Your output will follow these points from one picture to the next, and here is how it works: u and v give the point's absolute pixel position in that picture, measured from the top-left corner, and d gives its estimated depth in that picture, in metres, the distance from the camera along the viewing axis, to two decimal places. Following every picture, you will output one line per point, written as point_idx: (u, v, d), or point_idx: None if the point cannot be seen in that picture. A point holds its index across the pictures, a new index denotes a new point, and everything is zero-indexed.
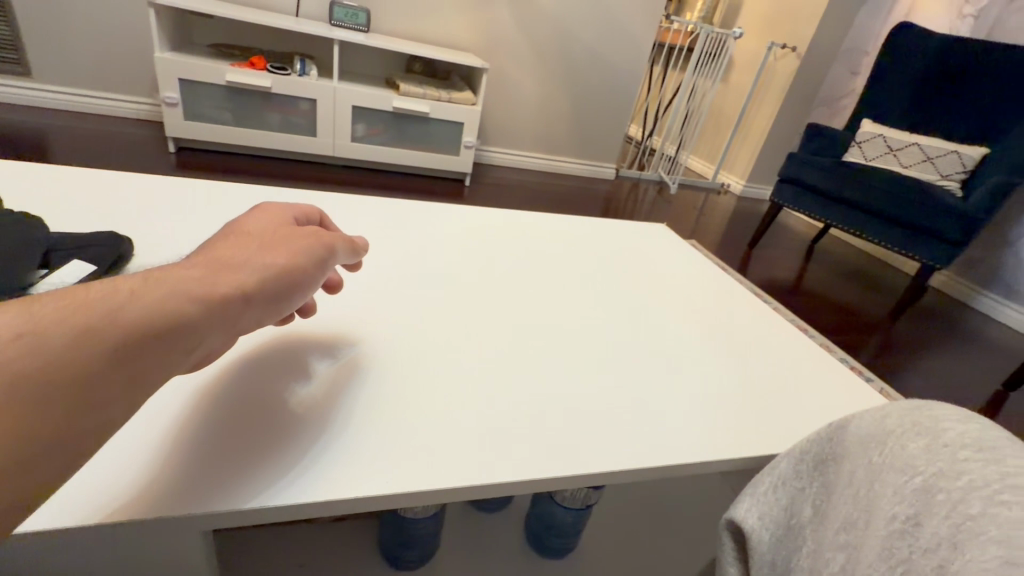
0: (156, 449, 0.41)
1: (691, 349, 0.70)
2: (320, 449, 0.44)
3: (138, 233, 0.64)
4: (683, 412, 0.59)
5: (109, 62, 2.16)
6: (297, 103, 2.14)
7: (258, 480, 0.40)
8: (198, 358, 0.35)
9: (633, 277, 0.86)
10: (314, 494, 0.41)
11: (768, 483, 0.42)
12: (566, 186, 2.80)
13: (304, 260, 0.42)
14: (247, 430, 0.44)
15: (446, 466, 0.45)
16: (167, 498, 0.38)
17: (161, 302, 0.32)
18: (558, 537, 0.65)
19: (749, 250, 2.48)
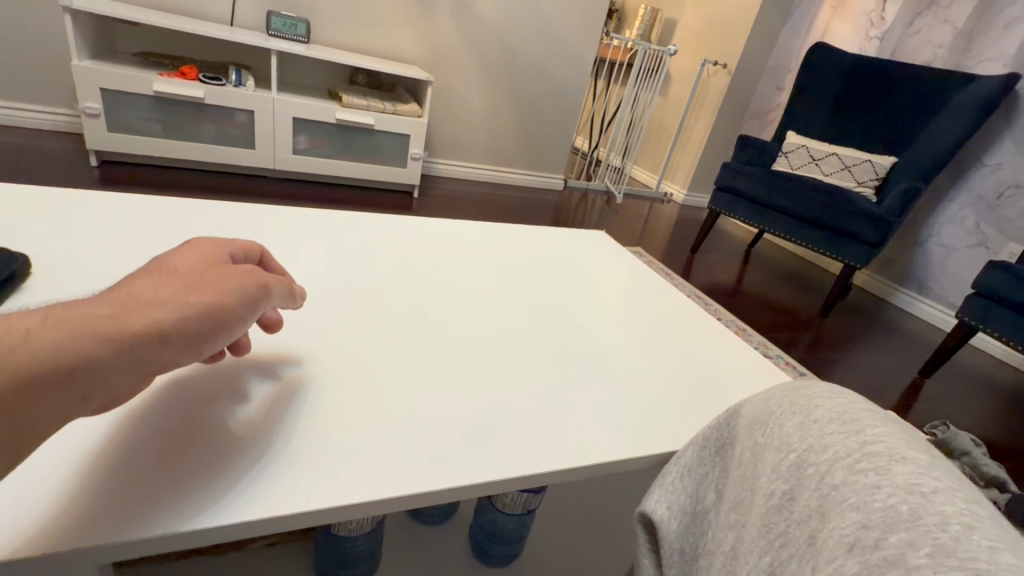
0: (70, 479, 0.38)
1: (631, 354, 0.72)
2: (255, 471, 0.42)
3: (43, 251, 0.60)
4: (609, 414, 0.60)
5: (22, 69, 2.01)
6: (233, 114, 2.06)
7: (181, 505, 0.38)
8: (97, 403, 0.33)
9: (576, 284, 0.88)
10: (247, 515, 0.39)
11: (675, 472, 0.43)
12: (516, 197, 2.83)
13: (233, 297, 0.40)
14: (175, 454, 0.41)
15: (386, 478, 0.45)
16: (77, 529, 0.35)
17: (54, 345, 0.30)
18: (501, 545, 0.65)
19: (692, 256, 2.58)
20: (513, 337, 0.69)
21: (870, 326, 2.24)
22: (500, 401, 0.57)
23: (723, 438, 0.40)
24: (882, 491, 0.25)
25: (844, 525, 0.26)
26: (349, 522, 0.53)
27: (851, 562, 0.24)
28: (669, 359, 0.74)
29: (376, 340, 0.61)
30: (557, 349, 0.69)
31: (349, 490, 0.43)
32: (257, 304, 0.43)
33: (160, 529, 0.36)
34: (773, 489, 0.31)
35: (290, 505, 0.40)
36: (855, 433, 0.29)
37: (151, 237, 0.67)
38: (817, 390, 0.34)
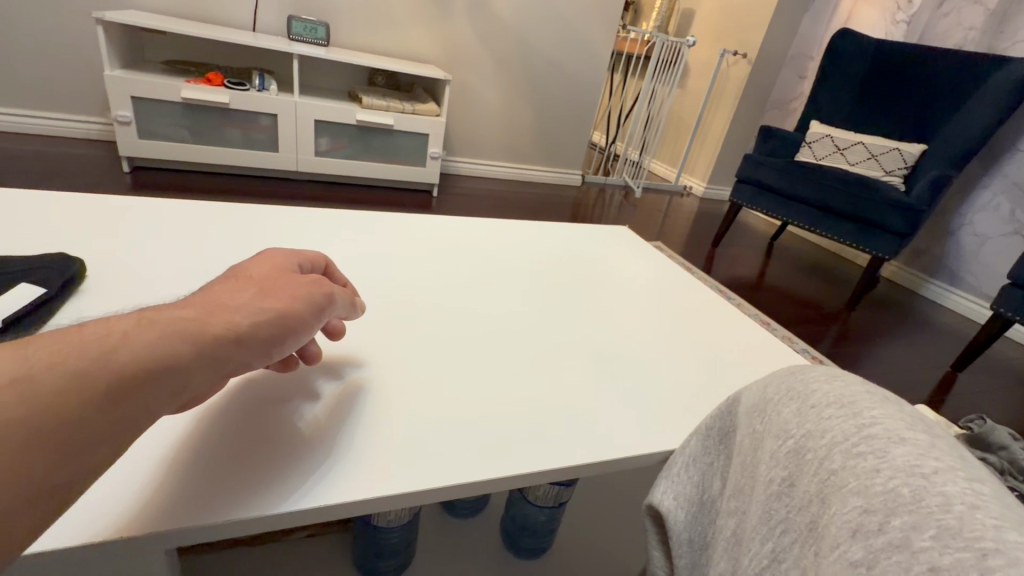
0: (156, 466, 0.40)
1: (654, 345, 0.73)
2: (320, 464, 0.44)
3: (92, 255, 0.63)
4: (625, 405, 0.60)
5: (56, 81, 2.09)
6: (257, 118, 2.11)
7: (253, 493, 0.40)
8: (185, 401, 0.34)
9: (599, 278, 0.89)
10: (319, 502, 0.41)
11: (681, 462, 0.43)
12: (534, 193, 2.83)
13: (302, 304, 0.42)
14: (254, 445, 0.44)
15: (435, 471, 0.46)
16: (173, 511, 0.38)
17: (150, 345, 0.32)
18: (533, 537, 0.67)
19: (713, 250, 2.55)
20: (533, 332, 0.70)
21: (899, 319, 2.19)
22: (522, 393, 0.58)
23: (725, 426, 0.41)
24: (881, 475, 0.25)
25: (845, 510, 0.26)
26: (388, 513, 0.55)
27: (855, 546, 0.24)
28: (694, 350, 0.74)
29: (402, 337, 0.63)
30: (580, 343, 0.70)
31: (398, 481, 0.45)
32: (324, 313, 0.45)
33: (236, 514, 0.38)
34: (771, 476, 0.32)
35: (349, 495, 0.42)
36: (852, 416, 0.29)
37: (194, 241, 0.70)
38: (813, 374, 0.34)
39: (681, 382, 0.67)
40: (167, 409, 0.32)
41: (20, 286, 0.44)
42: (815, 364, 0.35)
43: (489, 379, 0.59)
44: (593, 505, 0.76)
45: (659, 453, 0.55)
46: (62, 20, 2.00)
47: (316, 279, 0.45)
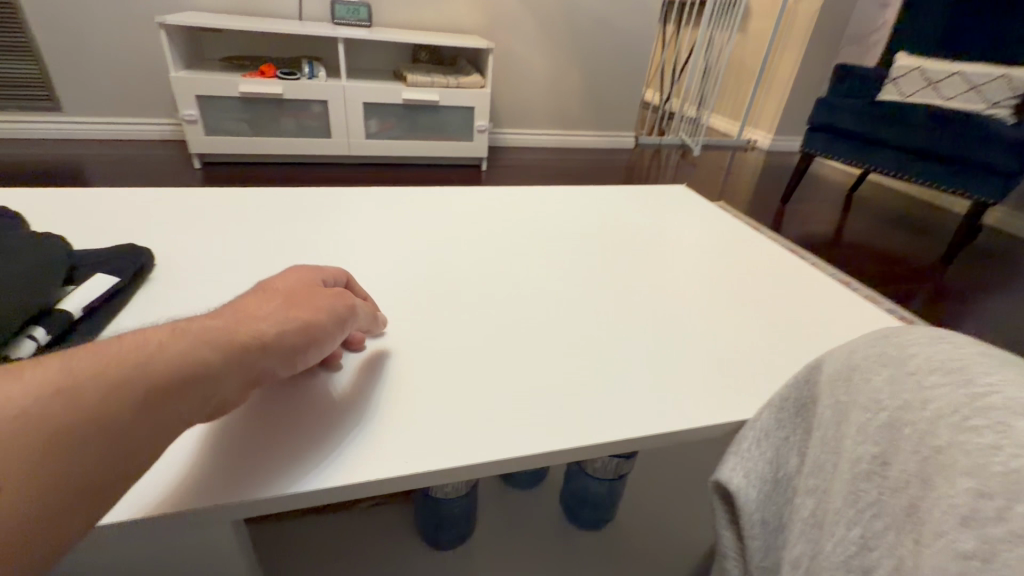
0: (201, 443, 0.42)
1: (712, 308, 0.68)
2: (353, 438, 0.44)
3: (161, 245, 0.66)
4: (679, 374, 0.56)
5: (132, 86, 2.24)
6: (309, 106, 2.17)
7: (290, 471, 0.41)
8: (220, 410, 0.35)
9: (652, 240, 0.84)
10: (352, 475, 0.41)
11: (752, 437, 0.40)
12: (585, 160, 2.75)
13: (326, 313, 0.42)
14: (287, 421, 0.45)
15: (474, 442, 0.45)
16: (216, 486, 0.39)
17: (182, 355, 0.32)
18: (594, 509, 0.66)
19: (782, 206, 2.37)
20: (579, 300, 0.66)
21: (1005, 271, 1.95)
22: (567, 363, 0.55)
23: (804, 398, 0.37)
24: (1001, 455, 0.21)
25: (951, 494, 0.22)
26: (447, 485, 0.56)
27: (965, 535, 0.21)
28: (757, 312, 0.69)
29: (440, 309, 0.61)
30: (630, 309, 0.66)
31: (435, 453, 0.44)
32: (346, 322, 0.45)
33: (274, 491, 0.39)
34: (858, 453, 0.28)
35: (383, 468, 0.42)
36: (962, 385, 0.25)
37: (250, 225, 0.73)
38: (910, 336, 0.30)
39: (742, 347, 0.62)
40: (201, 418, 0.33)
41: (98, 274, 0.47)
42: (915, 325, 0.31)
43: (532, 348, 0.57)
44: (657, 477, 0.74)
45: (718, 423, 0.51)
46: (131, 28, 2.14)
47: (342, 293, 0.45)
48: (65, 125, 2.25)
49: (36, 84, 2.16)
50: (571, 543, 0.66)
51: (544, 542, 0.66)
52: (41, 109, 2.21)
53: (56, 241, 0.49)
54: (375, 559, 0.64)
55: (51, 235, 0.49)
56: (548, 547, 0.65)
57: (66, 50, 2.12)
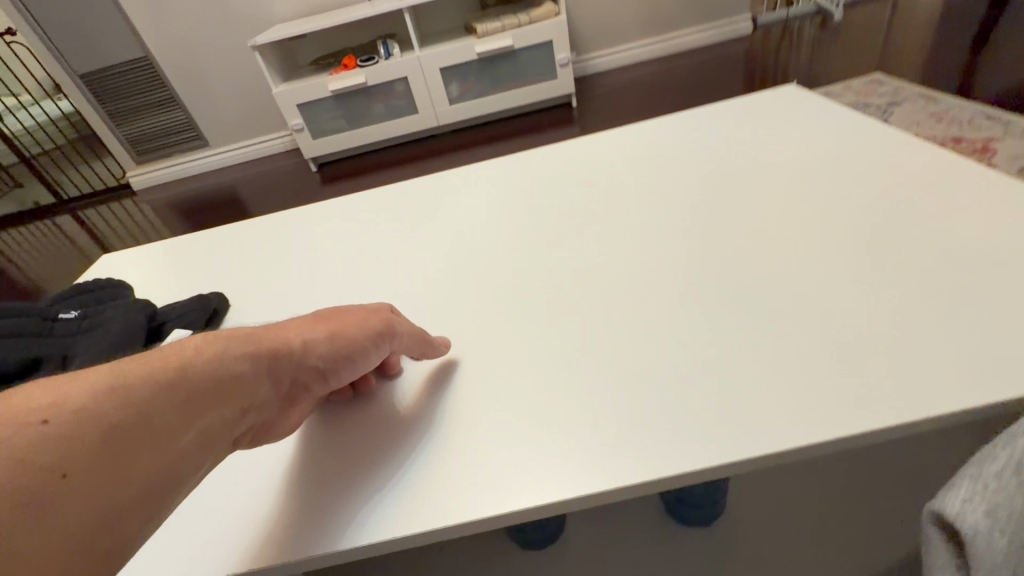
0: (275, 494, 0.43)
1: (839, 257, 0.51)
2: (414, 479, 0.41)
3: (236, 277, 0.68)
4: (786, 362, 0.42)
5: (251, 109, 2.51)
6: (393, 86, 2.20)
7: (344, 521, 0.40)
8: (260, 409, 0.38)
9: (756, 164, 0.65)
10: (413, 525, 0.39)
11: (1006, 459, 0.29)
12: (691, 64, 2.37)
13: (356, 327, 0.44)
14: (351, 464, 0.44)
15: (545, 478, 0.39)
16: (289, 542, 0.40)
17: (215, 361, 0.35)
18: (696, 509, 0.60)
19: (973, 58, 1.78)
20: (652, 272, 0.54)
21: None
22: (642, 360, 0.45)
23: None
24: None
25: None
26: None
27: None
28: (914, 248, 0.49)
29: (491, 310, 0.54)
30: (720, 274, 0.52)
31: (486, 495, 0.39)
32: (384, 341, 0.45)
33: (328, 545, 0.39)
34: None
35: (432, 518, 0.38)
36: None
37: (309, 235, 0.72)
38: None
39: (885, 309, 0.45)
40: (240, 415, 0.36)
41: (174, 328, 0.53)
42: None
43: (589, 348, 0.48)
44: (782, 478, 0.65)
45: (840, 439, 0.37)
46: (236, 56, 2.36)
47: (376, 307, 0.47)
48: (213, 158, 2.62)
49: (185, 127, 2.53)
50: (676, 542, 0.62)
51: (645, 542, 0.62)
52: (194, 148, 2.60)
53: (142, 301, 0.55)
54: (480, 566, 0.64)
55: (138, 297, 0.56)
56: (650, 545, 0.62)
57: (197, 92, 2.44)
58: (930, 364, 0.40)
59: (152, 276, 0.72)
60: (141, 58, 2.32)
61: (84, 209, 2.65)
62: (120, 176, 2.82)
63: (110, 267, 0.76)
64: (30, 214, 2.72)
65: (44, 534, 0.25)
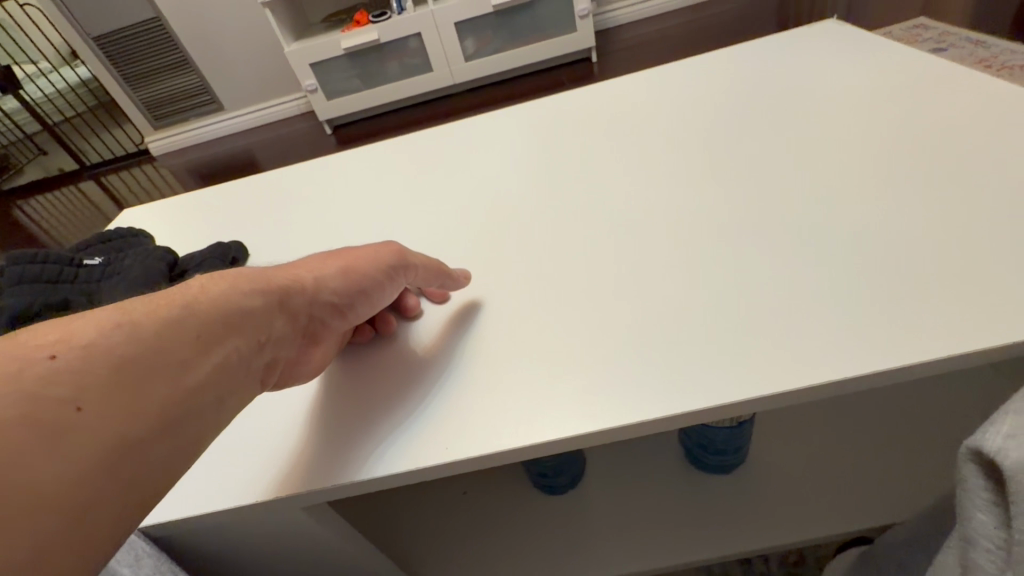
0: (300, 426, 0.44)
1: (866, 197, 0.48)
2: (441, 412, 0.42)
3: (256, 227, 0.68)
4: (802, 304, 0.42)
5: (264, 71, 2.47)
6: (406, 43, 2.14)
7: (371, 452, 0.41)
8: (277, 348, 0.37)
9: (789, 101, 0.61)
10: (442, 454, 0.39)
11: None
12: (718, 15, 2.23)
13: (370, 260, 0.44)
14: (376, 399, 0.44)
15: (568, 411, 0.40)
16: (317, 471, 0.41)
17: (225, 296, 0.34)
18: (718, 455, 0.60)
19: None
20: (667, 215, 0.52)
21: None
22: (664, 301, 0.45)
23: None
24: None
25: None
26: None
27: None
28: (946, 185, 0.47)
29: (504, 253, 0.53)
30: (735, 218, 0.50)
31: (512, 427, 0.40)
32: (396, 274, 0.46)
33: (355, 475, 0.40)
34: None
35: (460, 448, 0.39)
36: None
37: (325, 183, 0.71)
38: None
39: (919, 248, 0.43)
40: (260, 351, 0.36)
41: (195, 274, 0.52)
42: None
43: (609, 290, 0.47)
44: (808, 429, 0.64)
45: (850, 376, 0.37)
46: (247, 15, 2.31)
47: (384, 242, 0.46)
48: (229, 121, 2.61)
49: (199, 91, 2.52)
50: (698, 486, 0.62)
51: (667, 486, 0.62)
52: (209, 112, 2.59)
53: (159, 248, 0.55)
54: (496, 506, 0.65)
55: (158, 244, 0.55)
56: (671, 488, 0.62)
57: (210, 53, 2.41)
58: (957, 307, 0.39)
59: (179, 224, 0.73)
60: (152, 19, 2.28)
61: (107, 175, 2.69)
62: (139, 142, 2.84)
63: (132, 220, 0.76)
64: (57, 180, 2.78)
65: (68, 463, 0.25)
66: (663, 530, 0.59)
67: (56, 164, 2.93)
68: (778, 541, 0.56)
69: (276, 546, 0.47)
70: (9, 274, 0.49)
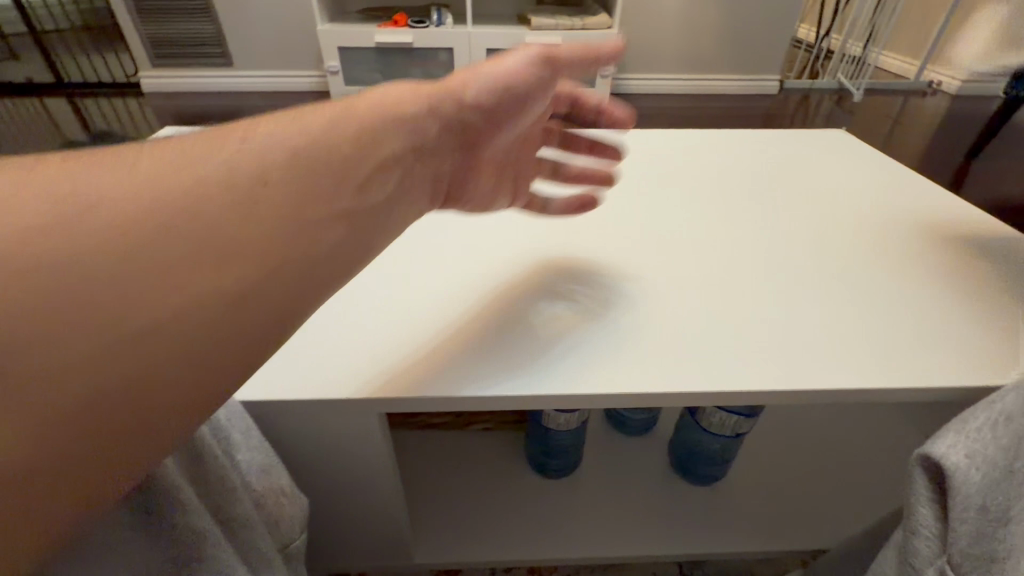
0: (378, 342, 0.44)
1: (901, 253, 0.55)
2: (534, 350, 0.43)
3: None
4: (859, 323, 0.47)
5: (286, 42, 2.47)
6: (436, 55, 2.22)
7: (462, 372, 0.41)
8: (351, 247, 0.33)
9: (812, 175, 0.70)
10: (535, 386, 0.40)
11: (984, 419, 0.35)
12: (717, 108, 2.47)
13: (524, 75, 0.42)
14: (462, 328, 0.45)
15: (656, 373, 0.42)
16: (400, 381, 0.41)
17: (307, 135, 0.31)
18: (707, 465, 0.65)
19: (964, 165, 1.96)
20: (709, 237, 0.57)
21: None
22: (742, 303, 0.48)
23: None
24: None
25: None
26: (558, 417, 0.55)
27: None
28: (943, 260, 0.54)
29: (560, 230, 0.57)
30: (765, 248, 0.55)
31: (605, 375, 0.41)
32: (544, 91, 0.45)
33: (444, 390, 0.40)
34: None
35: (552, 382, 0.41)
36: None
37: None
38: None
39: (946, 296, 0.50)
40: (329, 239, 0.31)
41: None
42: None
43: (686, 284, 0.50)
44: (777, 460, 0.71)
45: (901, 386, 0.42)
46: None
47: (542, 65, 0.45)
48: (235, 79, 2.56)
49: (213, 42, 2.47)
50: (680, 493, 0.66)
51: (649, 489, 0.66)
52: (217, 65, 2.54)
53: None
54: (478, 480, 0.67)
55: None
56: (654, 492, 0.66)
57: (236, 9, 2.39)
58: (980, 347, 0.45)
59: None
60: None
61: (84, 98, 2.53)
62: (129, 75, 2.71)
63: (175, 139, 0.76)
64: (26, 89, 2.59)
65: (61, 375, 0.21)
66: (639, 524, 0.63)
67: (27, 73, 2.73)
68: (743, 547, 0.63)
69: (287, 458, 0.46)
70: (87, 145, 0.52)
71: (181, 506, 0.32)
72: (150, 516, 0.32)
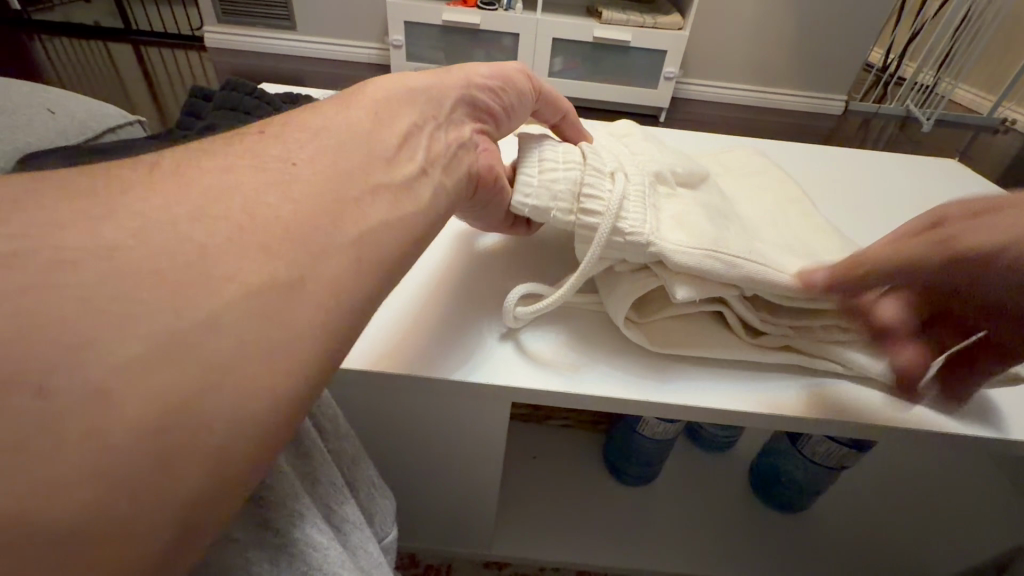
0: (454, 326, 0.45)
1: None
2: (605, 354, 0.44)
3: None
4: None
5: (351, 10, 2.46)
6: (501, 39, 2.20)
7: (532, 366, 0.43)
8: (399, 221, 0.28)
9: (898, 205, 0.67)
10: (604, 388, 0.42)
11: None
12: (782, 123, 2.32)
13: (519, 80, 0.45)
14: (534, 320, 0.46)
15: (724, 389, 0.43)
16: (471, 365, 0.42)
17: (349, 129, 0.30)
18: (791, 492, 0.63)
19: None
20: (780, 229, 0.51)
21: None
22: None
23: None
24: None
25: None
26: (660, 426, 0.56)
27: None
28: None
29: None
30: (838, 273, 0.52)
31: (674, 388, 0.43)
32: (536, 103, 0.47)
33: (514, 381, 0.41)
34: None
35: (621, 387, 0.42)
36: None
37: None
38: None
39: None
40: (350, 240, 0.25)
41: None
42: None
43: None
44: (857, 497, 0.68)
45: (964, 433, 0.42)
46: None
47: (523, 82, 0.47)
48: (296, 43, 2.57)
49: (279, 4, 2.48)
50: (757, 515, 0.66)
51: (724, 507, 0.66)
52: (280, 27, 2.55)
53: None
54: (560, 480, 0.67)
55: None
56: (727, 512, 0.66)
57: None
58: None
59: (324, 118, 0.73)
60: None
61: (149, 46, 2.57)
62: (193, 27, 2.74)
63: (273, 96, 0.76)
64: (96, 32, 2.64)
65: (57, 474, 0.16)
66: (709, 542, 0.63)
67: (97, 16, 2.79)
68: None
69: (413, 442, 0.49)
70: (223, 97, 0.54)
71: (289, 499, 0.31)
72: (261, 518, 0.30)
